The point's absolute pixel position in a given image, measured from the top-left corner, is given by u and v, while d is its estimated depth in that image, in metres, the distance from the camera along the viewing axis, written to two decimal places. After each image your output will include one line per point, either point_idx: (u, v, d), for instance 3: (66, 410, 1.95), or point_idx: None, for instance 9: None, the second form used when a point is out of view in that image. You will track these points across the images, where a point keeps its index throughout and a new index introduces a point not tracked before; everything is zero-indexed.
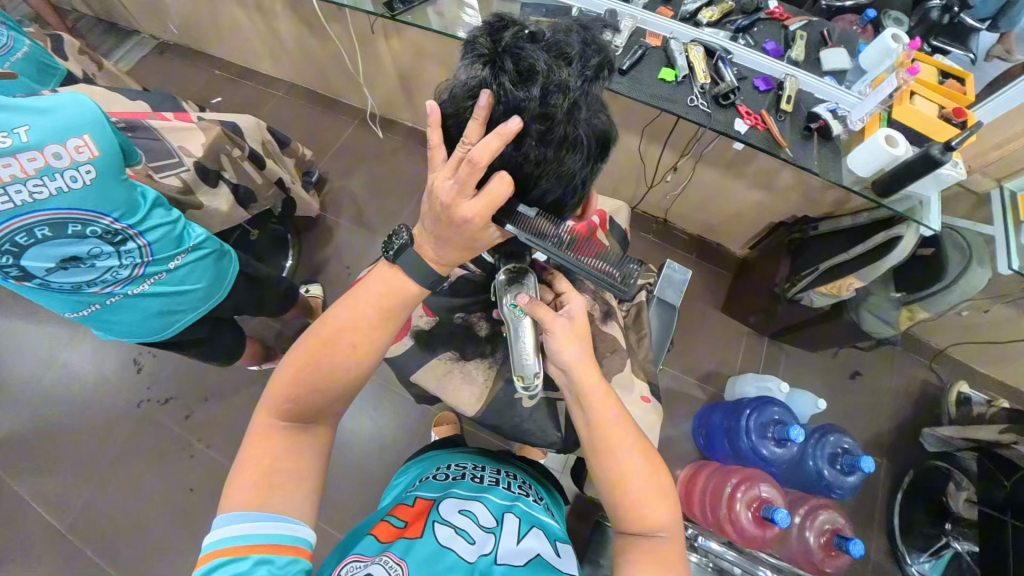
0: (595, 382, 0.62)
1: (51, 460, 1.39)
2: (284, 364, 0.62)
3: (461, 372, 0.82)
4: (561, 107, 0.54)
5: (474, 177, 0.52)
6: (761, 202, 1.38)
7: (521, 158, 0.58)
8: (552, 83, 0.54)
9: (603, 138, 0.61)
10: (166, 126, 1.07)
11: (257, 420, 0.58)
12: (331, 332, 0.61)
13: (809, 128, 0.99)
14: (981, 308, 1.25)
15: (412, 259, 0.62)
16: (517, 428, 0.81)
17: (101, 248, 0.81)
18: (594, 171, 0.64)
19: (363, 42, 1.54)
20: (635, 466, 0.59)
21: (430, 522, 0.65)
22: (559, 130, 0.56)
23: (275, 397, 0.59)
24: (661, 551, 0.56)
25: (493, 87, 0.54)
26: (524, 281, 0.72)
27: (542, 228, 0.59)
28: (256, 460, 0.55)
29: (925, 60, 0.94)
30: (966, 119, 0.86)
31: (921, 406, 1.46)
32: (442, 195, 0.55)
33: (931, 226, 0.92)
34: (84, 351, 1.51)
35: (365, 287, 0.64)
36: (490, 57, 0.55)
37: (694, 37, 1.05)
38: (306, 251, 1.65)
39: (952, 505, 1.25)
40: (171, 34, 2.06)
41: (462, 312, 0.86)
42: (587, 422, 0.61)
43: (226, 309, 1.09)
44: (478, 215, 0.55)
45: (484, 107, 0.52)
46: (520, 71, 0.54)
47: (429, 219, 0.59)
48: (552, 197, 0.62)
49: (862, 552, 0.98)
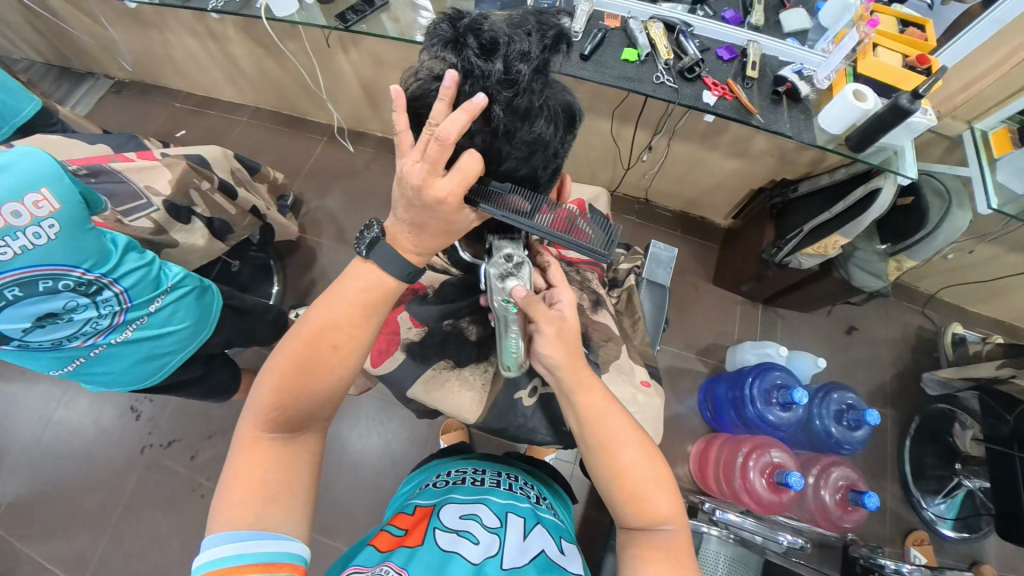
0: (585, 370, 0.62)
1: (59, 517, 1.37)
2: (264, 372, 0.57)
3: (457, 378, 0.81)
4: (525, 72, 0.53)
5: (445, 155, 0.49)
6: (739, 170, 1.38)
7: (492, 132, 0.55)
8: (513, 53, 0.53)
9: (569, 113, 0.61)
10: (130, 167, 1.04)
11: (244, 432, 0.55)
12: (311, 333, 0.57)
13: (778, 92, 0.98)
14: (965, 248, 1.27)
15: (387, 251, 0.58)
16: (522, 427, 0.80)
17: (76, 301, 0.79)
18: (565, 144, 0.63)
19: (322, 58, 1.51)
20: (636, 459, 0.58)
21: (430, 530, 0.63)
22: (525, 101, 0.54)
23: (259, 408, 0.55)
24: (668, 544, 0.54)
25: (458, 64, 0.52)
26: (518, 272, 0.67)
27: (516, 204, 0.58)
28: (247, 475, 0.52)
29: (884, 11, 0.94)
30: (931, 65, 0.87)
31: (919, 351, 1.48)
32: (411, 178, 0.51)
33: (908, 174, 0.93)
34: (78, 404, 1.49)
35: (342, 284, 0.59)
36: (450, 37, 0.53)
37: (652, 14, 1.05)
38: (291, 275, 1.63)
39: (959, 444, 1.30)
40: (126, 71, 2.02)
41: (451, 318, 0.84)
42: (579, 419, 0.60)
43: (216, 344, 1.07)
44: (452, 192, 0.51)
45: (450, 86, 0.48)
46: (482, 44, 0.52)
47: (402, 205, 0.56)
48: (524, 170, 0.60)
49: (876, 504, 0.99)
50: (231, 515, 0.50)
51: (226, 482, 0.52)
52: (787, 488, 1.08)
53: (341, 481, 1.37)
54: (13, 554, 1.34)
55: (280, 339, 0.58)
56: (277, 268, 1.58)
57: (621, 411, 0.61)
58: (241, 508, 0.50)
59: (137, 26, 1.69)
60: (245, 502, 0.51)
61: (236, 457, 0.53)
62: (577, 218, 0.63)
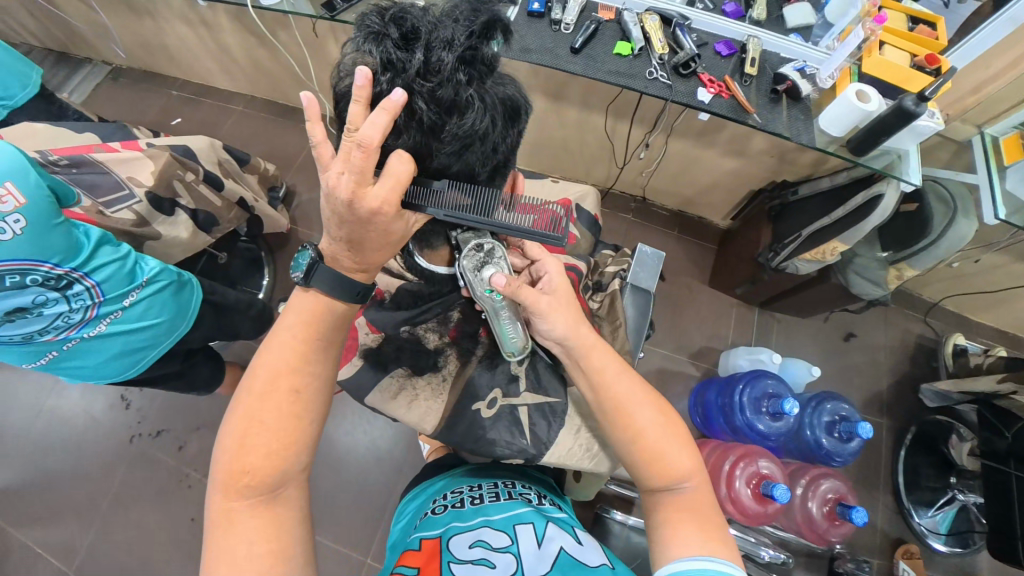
0: (586, 330, 0.65)
1: (48, 504, 1.38)
2: (221, 441, 0.54)
3: (415, 389, 0.79)
4: (447, 61, 0.51)
5: (371, 162, 0.47)
6: (736, 169, 1.34)
7: (418, 126, 0.53)
8: (435, 41, 0.51)
9: (509, 105, 0.57)
10: (113, 158, 1.02)
11: (215, 507, 0.51)
12: (264, 383, 0.54)
13: (777, 90, 0.94)
14: (970, 257, 1.23)
15: (328, 275, 0.57)
16: (479, 439, 0.77)
17: (45, 295, 0.78)
18: (507, 138, 0.59)
19: (313, 48, 1.47)
20: (653, 417, 0.59)
21: (445, 564, 0.61)
22: (450, 92, 0.52)
23: (225, 479, 0.51)
24: (688, 499, 0.56)
25: (378, 55, 0.51)
26: (494, 260, 0.66)
27: (459, 200, 0.58)
28: (227, 551, 0.49)
29: (893, 6, 0.88)
30: (940, 66, 0.82)
31: (917, 360, 1.44)
32: (340, 192, 0.48)
33: (912, 180, 0.89)
34: (69, 392, 1.49)
35: (287, 325, 0.57)
36: (375, 28, 0.51)
37: (648, 6, 1.00)
38: (281, 268, 1.62)
39: (955, 456, 1.26)
40: (121, 58, 1.99)
41: (408, 325, 0.82)
42: (595, 382, 0.62)
43: (195, 340, 1.06)
44: (386, 201, 0.49)
45: (363, 86, 0.45)
46: (403, 34, 0.52)
47: (334, 221, 0.53)
48: (459, 165, 0.57)
49: (864, 519, 0.97)
50: None
51: (209, 565, 0.49)
52: (773, 500, 1.05)
53: (326, 477, 1.36)
54: (5, 539, 1.35)
55: (231, 402, 0.55)
56: (267, 260, 1.56)
57: (630, 374, 0.62)
58: None
59: (130, 13, 1.66)
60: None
61: (214, 535, 0.50)
62: (557, 219, 0.64)
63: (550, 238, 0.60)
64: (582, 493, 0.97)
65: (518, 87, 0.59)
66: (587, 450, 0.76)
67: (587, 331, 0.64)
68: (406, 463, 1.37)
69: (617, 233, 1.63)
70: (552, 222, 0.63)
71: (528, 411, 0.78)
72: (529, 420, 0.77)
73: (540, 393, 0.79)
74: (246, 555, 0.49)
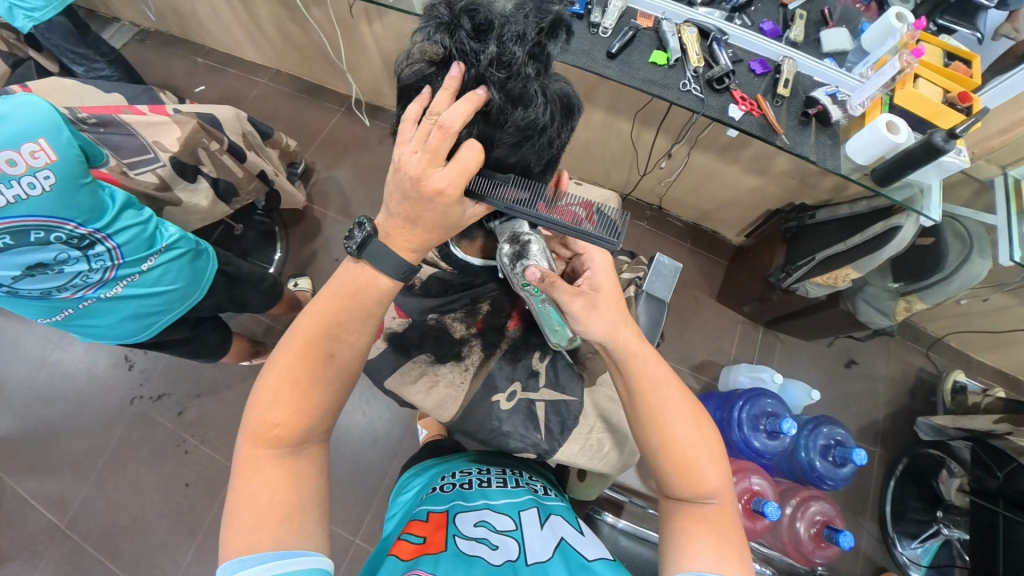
0: (628, 329, 0.63)
1: (46, 457, 1.39)
2: (255, 393, 0.55)
3: (435, 375, 0.80)
4: (519, 55, 0.51)
5: (446, 145, 0.50)
6: (755, 187, 1.34)
7: (484, 116, 0.53)
8: (508, 35, 0.51)
9: (566, 102, 0.58)
10: (139, 121, 1.03)
11: (242, 455, 0.52)
12: (303, 343, 0.55)
13: (807, 113, 0.94)
14: (980, 296, 1.21)
15: (381, 249, 0.57)
16: (495, 431, 0.77)
17: (67, 253, 0.79)
18: (561, 135, 0.60)
19: (345, 28, 1.47)
20: (687, 428, 0.59)
21: (450, 536, 0.62)
22: (518, 85, 0.52)
23: (256, 429, 0.53)
24: (710, 514, 0.56)
25: (452, 47, 0.51)
26: (528, 254, 0.65)
27: (513, 197, 0.58)
28: (249, 498, 0.50)
29: (931, 40, 0.90)
30: (972, 104, 0.83)
31: (916, 394, 1.45)
32: (408, 169, 0.51)
33: (932, 216, 0.89)
34: (73, 348, 1.50)
35: (329, 292, 0.58)
36: (446, 20, 0.52)
37: (688, 17, 1.00)
38: (294, 245, 1.63)
39: (944, 490, 1.26)
40: (151, 21, 1.98)
41: (435, 314, 0.84)
42: (630, 384, 0.62)
43: (206, 309, 1.06)
44: (452, 183, 0.51)
45: (456, 78, 0.51)
46: (475, 26, 0.51)
47: (396, 197, 0.54)
48: (516, 158, 0.58)
49: (851, 544, 0.99)
50: (244, 540, 0.48)
51: (230, 509, 0.50)
52: (762, 516, 1.07)
53: None
54: None
55: (269, 358, 0.56)
56: (280, 235, 1.58)
57: (670, 380, 0.62)
58: (256, 529, 0.48)
59: None
60: (257, 525, 0.48)
61: (237, 480, 0.51)
62: (579, 214, 0.62)
63: (604, 241, 0.61)
64: (585, 492, 1.00)
65: (572, 86, 0.60)
66: (595, 452, 0.78)
67: (630, 335, 0.62)
68: (401, 447, 1.39)
69: (630, 239, 1.64)
70: (584, 213, 0.63)
71: (545, 407, 0.79)
72: (544, 416, 0.78)
73: (558, 391, 0.80)
74: (267, 502, 0.50)
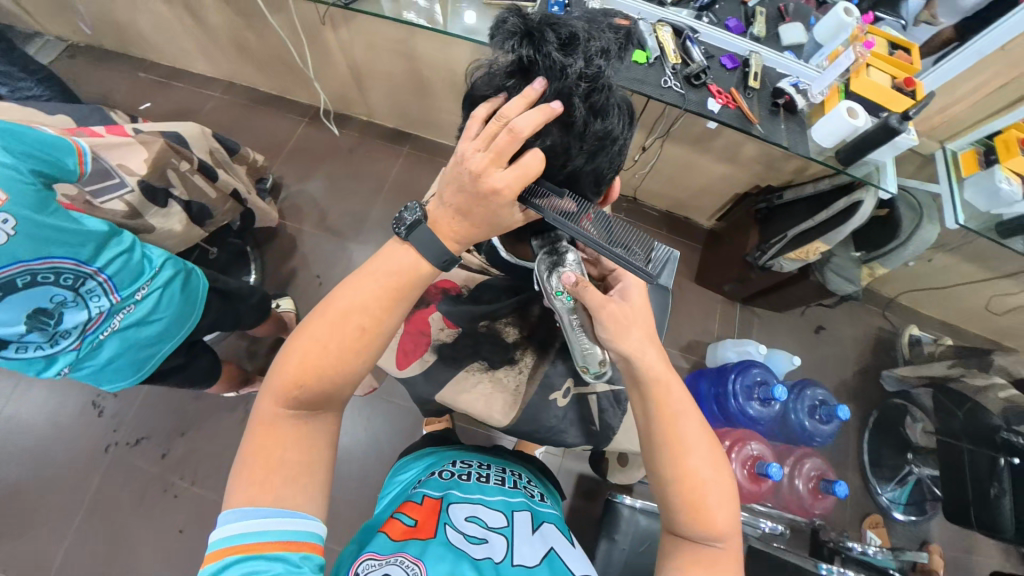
0: (655, 352, 0.62)
1: (9, 522, 1.25)
2: (284, 350, 0.55)
3: (490, 378, 0.83)
4: (602, 69, 0.54)
5: (512, 147, 0.50)
6: (725, 174, 1.43)
7: (565, 125, 0.55)
8: (593, 50, 0.54)
9: (632, 113, 0.62)
10: (99, 142, 0.92)
11: (262, 410, 0.53)
12: (337, 314, 0.55)
13: (776, 103, 1.02)
14: (926, 257, 1.36)
15: (427, 236, 0.57)
16: (554, 429, 0.83)
17: (61, 295, 0.75)
18: (628, 144, 0.64)
19: (311, 36, 1.42)
20: (704, 472, 0.57)
21: (442, 524, 0.63)
22: (602, 97, 0.55)
23: (281, 386, 0.53)
24: (713, 556, 0.56)
25: (538, 58, 0.53)
26: (563, 261, 0.69)
27: (565, 207, 0.58)
28: (265, 454, 0.50)
29: (876, 33, 1.00)
30: (916, 89, 0.93)
31: (879, 351, 1.60)
32: (471, 165, 0.51)
33: (888, 189, 0.99)
34: (29, 399, 1.36)
35: (377, 266, 0.58)
36: (525, 32, 0.54)
37: (661, 17, 1.06)
38: (270, 264, 1.56)
39: (910, 435, 1.41)
40: (83, 35, 1.83)
41: (486, 320, 0.85)
42: (653, 414, 0.60)
43: (202, 329, 1.01)
44: (509, 184, 0.51)
45: (537, 90, 0.52)
46: (561, 40, 0.54)
47: (450, 188, 0.55)
48: (591, 168, 0.61)
49: (845, 492, 1.08)
50: (248, 495, 0.48)
51: (243, 463, 0.50)
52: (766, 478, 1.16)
53: None
54: None
55: (302, 320, 0.56)
56: (255, 256, 1.50)
57: (697, 419, 0.60)
58: (262, 483, 0.49)
59: None
60: (270, 487, 0.49)
61: (252, 436, 0.52)
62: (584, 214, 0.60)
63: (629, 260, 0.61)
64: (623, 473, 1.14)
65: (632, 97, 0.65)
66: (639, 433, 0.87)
67: (655, 357, 0.61)
68: None
69: None
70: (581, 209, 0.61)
71: (598, 399, 0.83)
72: (598, 408, 0.84)
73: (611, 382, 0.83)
74: (283, 462, 0.50)
